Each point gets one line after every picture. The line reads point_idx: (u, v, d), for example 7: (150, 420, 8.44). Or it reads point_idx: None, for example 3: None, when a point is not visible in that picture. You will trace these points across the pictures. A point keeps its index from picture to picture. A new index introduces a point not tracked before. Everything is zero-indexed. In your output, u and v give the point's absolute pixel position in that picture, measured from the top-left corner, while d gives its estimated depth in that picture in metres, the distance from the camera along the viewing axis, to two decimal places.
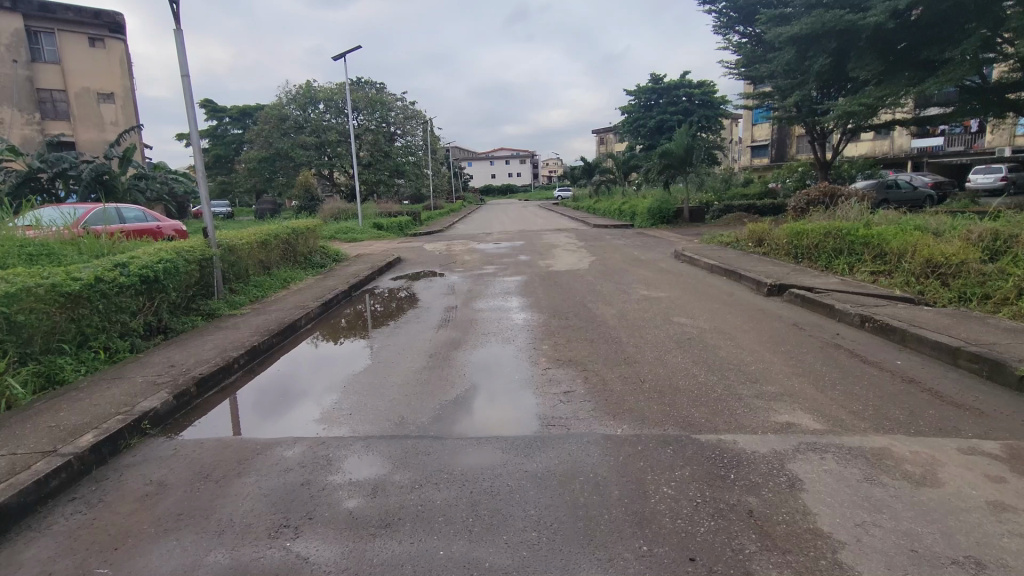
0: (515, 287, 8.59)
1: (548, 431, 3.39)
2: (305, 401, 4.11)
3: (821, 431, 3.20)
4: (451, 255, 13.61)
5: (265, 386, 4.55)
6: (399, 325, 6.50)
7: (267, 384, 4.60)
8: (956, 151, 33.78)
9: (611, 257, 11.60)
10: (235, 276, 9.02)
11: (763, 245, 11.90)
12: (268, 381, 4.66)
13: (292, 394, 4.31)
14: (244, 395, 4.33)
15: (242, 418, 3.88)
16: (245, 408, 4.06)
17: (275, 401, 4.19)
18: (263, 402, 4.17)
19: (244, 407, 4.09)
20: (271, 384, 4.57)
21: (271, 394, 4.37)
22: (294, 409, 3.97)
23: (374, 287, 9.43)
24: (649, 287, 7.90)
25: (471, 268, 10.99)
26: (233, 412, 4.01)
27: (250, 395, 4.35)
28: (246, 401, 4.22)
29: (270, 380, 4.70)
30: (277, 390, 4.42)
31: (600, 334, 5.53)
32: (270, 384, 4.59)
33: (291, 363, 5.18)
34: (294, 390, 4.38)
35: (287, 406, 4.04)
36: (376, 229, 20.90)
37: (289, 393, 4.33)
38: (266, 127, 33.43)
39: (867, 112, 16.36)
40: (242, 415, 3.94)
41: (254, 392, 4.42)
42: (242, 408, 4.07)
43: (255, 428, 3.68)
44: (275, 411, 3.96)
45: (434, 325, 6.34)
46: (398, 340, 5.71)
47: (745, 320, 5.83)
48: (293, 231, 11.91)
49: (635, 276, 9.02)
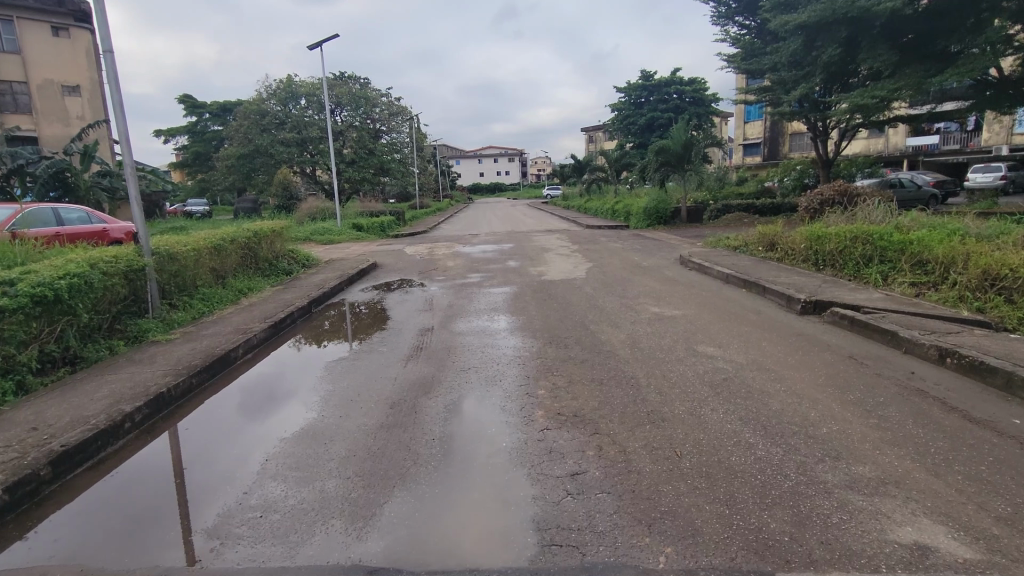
0: (504, 301, 7.46)
1: (552, 560, 2.20)
2: (292, 402, 4.09)
3: (978, 569, 2.06)
4: (434, 259, 12.43)
5: (253, 386, 4.52)
6: (362, 354, 5.28)
7: (253, 385, 4.58)
8: (952, 150, 33.00)
9: (609, 263, 10.49)
10: (177, 288, 7.81)
11: (775, 249, 10.85)
12: (255, 381, 4.66)
13: (278, 395, 4.29)
14: (228, 398, 4.27)
15: (226, 419, 3.85)
16: (230, 408, 4.04)
17: (262, 401, 4.19)
18: (248, 403, 4.14)
19: (231, 407, 4.07)
20: (256, 385, 4.55)
21: (257, 395, 4.32)
22: (280, 411, 3.95)
23: (343, 300, 8.20)
24: (659, 303, 6.78)
25: (453, 277, 9.83)
26: (215, 414, 3.97)
27: (235, 397, 4.30)
28: (232, 402, 4.20)
29: (256, 381, 4.68)
30: (263, 391, 4.40)
31: (610, 371, 4.38)
32: (256, 385, 4.56)
33: (277, 364, 5.15)
34: (281, 390, 4.38)
35: (273, 408, 4.01)
36: (355, 230, 19.66)
37: (275, 394, 4.31)
38: (245, 122, 32.04)
39: (878, 106, 15.34)
40: (211, 429, 3.70)
41: (239, 394, 4.37)
42: (228, 408, 4.06)
43: (231, 439, 3.53)
44: (262, 412, 3.96)
45: (404, 355, 5.14)
46: (355, 379, 4.51)
47: (790, 354, 4.68)
48: (255, 233, 10.67)
49: (641, 288, 7.88)
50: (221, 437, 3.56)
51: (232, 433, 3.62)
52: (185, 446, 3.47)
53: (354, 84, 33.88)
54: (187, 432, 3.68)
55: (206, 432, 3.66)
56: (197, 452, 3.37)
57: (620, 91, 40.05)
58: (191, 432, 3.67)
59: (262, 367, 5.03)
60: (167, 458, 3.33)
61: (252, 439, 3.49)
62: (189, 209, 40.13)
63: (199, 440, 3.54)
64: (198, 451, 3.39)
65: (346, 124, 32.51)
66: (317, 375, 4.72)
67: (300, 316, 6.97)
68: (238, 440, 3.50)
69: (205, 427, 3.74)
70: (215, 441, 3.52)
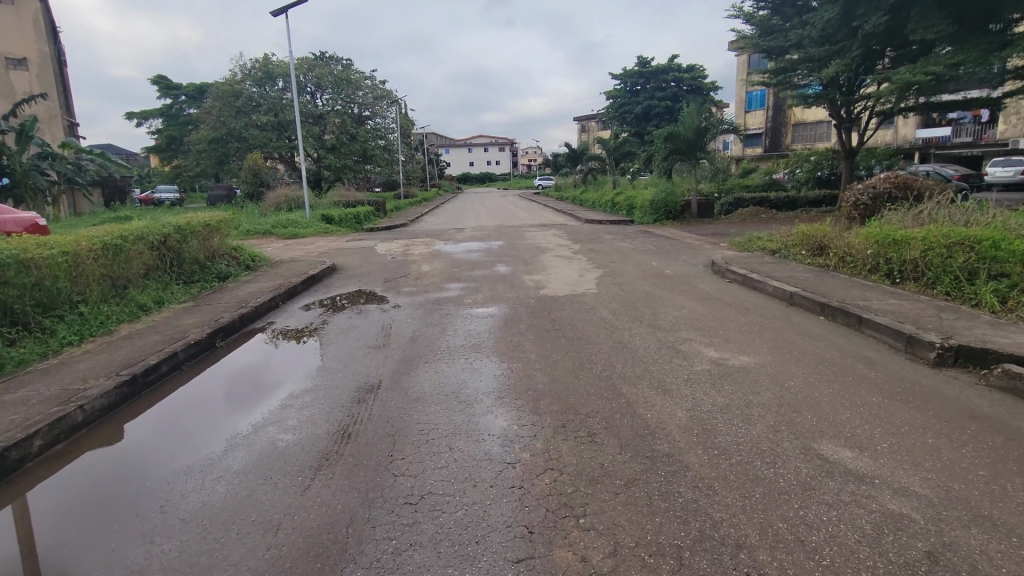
0: (488, 330, 5.36)
1: None
2: (279, 392, 3.98)
3: None
4: (408, 261, 10.38)
5: (237, 375, 4.40)
6: (237, 455, 3.03)
7: (239, 374, 4.43)
8: (963, 143, 31.05)
9: (624, 271, 8.46)
10: (35, 305, 5.66)
11: (825, 254, 8.85)
12: (240, 370, 4.52)
13: (265, 385, 4.15)
14: (213, 388, 4.14)
15: (210, 408, 3.74)
16: (217, 397, 3.94)
17: (249, 390, 4.07)
18: (234, 394, 4.00)
19: (215, 397, 3.96)
20: (242, 374, 4.40)
21: (243, 384, 4.21)
22: (267, 400, 3.82)
23: (269, 326, 6.00)
24: (713, 342, 4.71)
25: (426, 287, 7.71)
26: (200, 402, 3.87)
27: (219, 387, 4.17)
28: (218, 390, 4.10)
29: (240, 369, 4.55)
30: (250, 381, 4.27)
31: (689, 524, 2.27)
32: (242, 375, 4.41)
33: (260, 355, 4.90)
34: (268, 379, 4.25)
35: (259, 398, 3.89)
36: (326, 223, 17.46)
37: (262, 384, 4.15)
38: (217, 103, 29.59)
39: (929, 85, 13.05)
40: (192, 419, 3.59)
41: (224, 383, 4.25)
42: (215, 397, 3.96)
43: (210, 429, 3.42)
44: (248, 401, 3.84)
45: (307, 466, 2.89)
46: (199, 544, 2.31)
47: (1002, 475, 2.58)
48: (177, 230, 8.52)
49: (673, 311, 5.84)
50: (206, 424, 3.49)
51: (214, 423, 3.51)
52: (162, 437, 3.36)
53: (337, 65, 31.46)
54: (168, 420, 3.60)
55: (188, 421, 3.57)
56: (183, 439, 3.31)
57: (616, 77, 37.93)
58: (172, 421, 3.58)
59: (248, 357, 4.87)
60: (154, 442, 3.29)
61: (227, 432, 3.35)
62: (157, 196, 37.68)
63: (181, 429, 3.45)
64: (175, 441, 3.28)
65: (326, 108, 30.09)
66: (147, 513, 2.54)
67: (187, 361, 4.69)
68: (219, 430, 3.39)
69: (187, 416, 3.65)
70: (201, 427, 3.46)
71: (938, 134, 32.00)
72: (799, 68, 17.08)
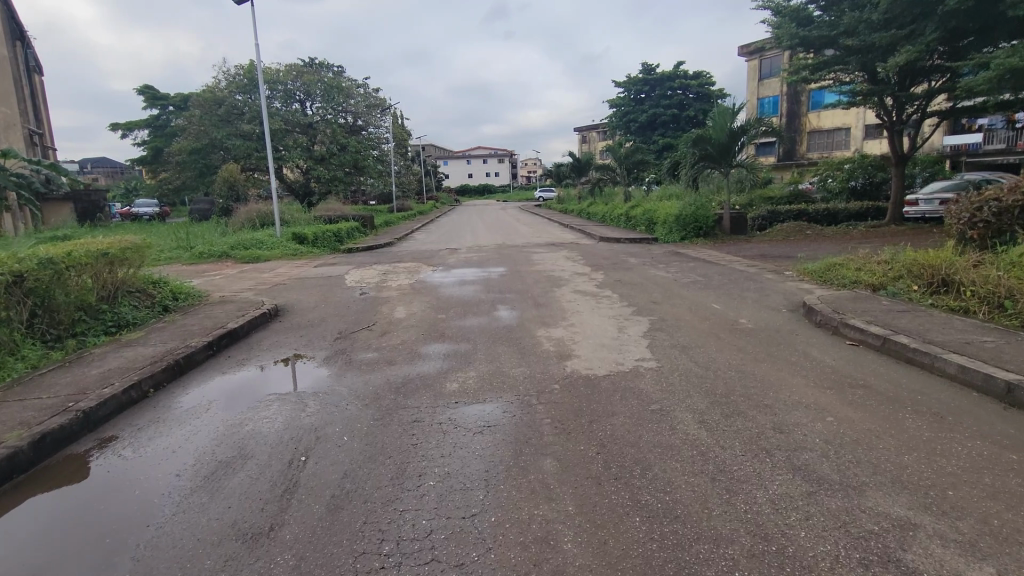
0: (491, 478, 2.79)
1: None
2: (267, 414, 3.78)
3: None
4: (380, 300, 7.80)
5: (234, 390, 4.30)
6: None
7: (234, 389, 4.32)
8: (996, 150, 28.54)
9: (681, 318, 5.97)
10: None
11: (956, 292, 6.34)
12: (236, 386, 4.39)
13: (262, 400, 4.07)
14: (208, 402, 4.04)
15: (208, 421, 3.68)
16: (217, 411, 3.87)
17: (245, 403, 4.02)
18: (231, 407, 3.94)
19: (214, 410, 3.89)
20: (237, 390, 4.28)
21: (239, 398, 4.12)
22: (262, 417, 3.73)
23: (105, 443, 3.43)
24: (999, 561, 2.07)
25: (392, 348, 5.23)
26: (199, 414, 3.82)
27: (214, 402, 4.06)
28: (214, 404, 4.01)
29: (236, 385, 4.43)
30: (246, 394, 4.21)
31: None
32: (239, 389, 4.32)
33: (250, 373, 4.71)
34: (265, 394, 4.18)
35: (251, 418, 3.71)
36: (297, 242, 14.91)
37: (262, 398, 4.10)
38: (197, 113, 27.17)
39: None
40: (190, 432, 3.53)
41: (221, 397, 4.14)
42: (214, 410, 3.89)
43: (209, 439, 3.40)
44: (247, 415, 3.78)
45: None
46: None
47: None
48: (47, 263, 5.94)
49: (819, 428, 3.23)
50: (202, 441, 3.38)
51: (214, 434, 3.48)
52: (160, 448, 3.32)
53: (327, 72, 28.91)
54: (120, 468, 3.09)
55: (122, 483, 2.92)
56: (127, 498, 2.75)
57: (620, 85, 35.69)
58: (125, 469, 3.07)
59: (237, 376, 4.64)
60: (147, 457, 3.20)
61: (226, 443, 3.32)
62: (135, 211, 34.96)
63: (171, 449, 3.28)
64: (172, 453, 3.25)
65: (316, 116, 27.53)
66: None
67: None
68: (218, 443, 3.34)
69: (117, 478, 2.97)
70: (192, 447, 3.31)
71: (968, 140, 29.61)
72: (848, 62, 14.62)
